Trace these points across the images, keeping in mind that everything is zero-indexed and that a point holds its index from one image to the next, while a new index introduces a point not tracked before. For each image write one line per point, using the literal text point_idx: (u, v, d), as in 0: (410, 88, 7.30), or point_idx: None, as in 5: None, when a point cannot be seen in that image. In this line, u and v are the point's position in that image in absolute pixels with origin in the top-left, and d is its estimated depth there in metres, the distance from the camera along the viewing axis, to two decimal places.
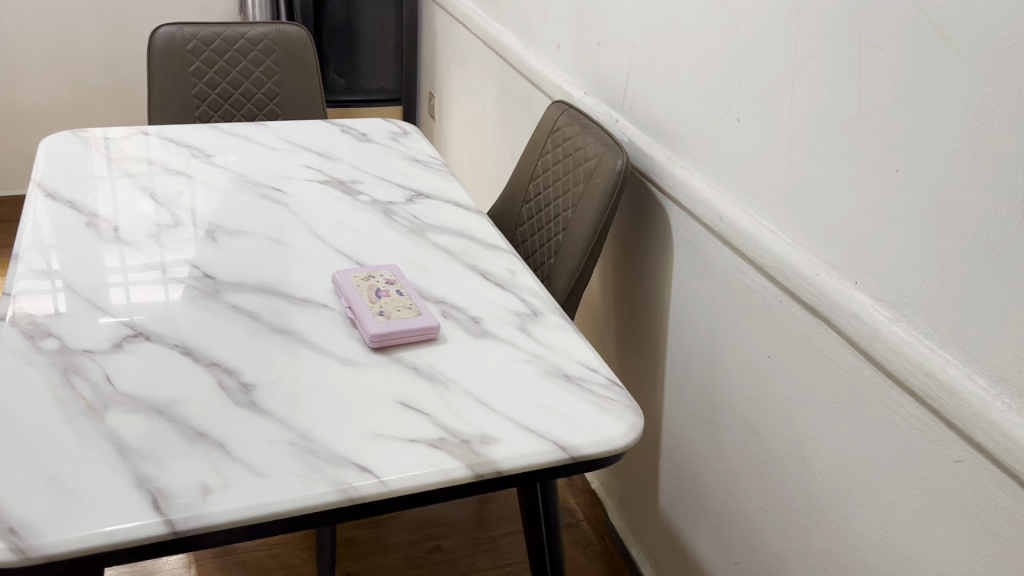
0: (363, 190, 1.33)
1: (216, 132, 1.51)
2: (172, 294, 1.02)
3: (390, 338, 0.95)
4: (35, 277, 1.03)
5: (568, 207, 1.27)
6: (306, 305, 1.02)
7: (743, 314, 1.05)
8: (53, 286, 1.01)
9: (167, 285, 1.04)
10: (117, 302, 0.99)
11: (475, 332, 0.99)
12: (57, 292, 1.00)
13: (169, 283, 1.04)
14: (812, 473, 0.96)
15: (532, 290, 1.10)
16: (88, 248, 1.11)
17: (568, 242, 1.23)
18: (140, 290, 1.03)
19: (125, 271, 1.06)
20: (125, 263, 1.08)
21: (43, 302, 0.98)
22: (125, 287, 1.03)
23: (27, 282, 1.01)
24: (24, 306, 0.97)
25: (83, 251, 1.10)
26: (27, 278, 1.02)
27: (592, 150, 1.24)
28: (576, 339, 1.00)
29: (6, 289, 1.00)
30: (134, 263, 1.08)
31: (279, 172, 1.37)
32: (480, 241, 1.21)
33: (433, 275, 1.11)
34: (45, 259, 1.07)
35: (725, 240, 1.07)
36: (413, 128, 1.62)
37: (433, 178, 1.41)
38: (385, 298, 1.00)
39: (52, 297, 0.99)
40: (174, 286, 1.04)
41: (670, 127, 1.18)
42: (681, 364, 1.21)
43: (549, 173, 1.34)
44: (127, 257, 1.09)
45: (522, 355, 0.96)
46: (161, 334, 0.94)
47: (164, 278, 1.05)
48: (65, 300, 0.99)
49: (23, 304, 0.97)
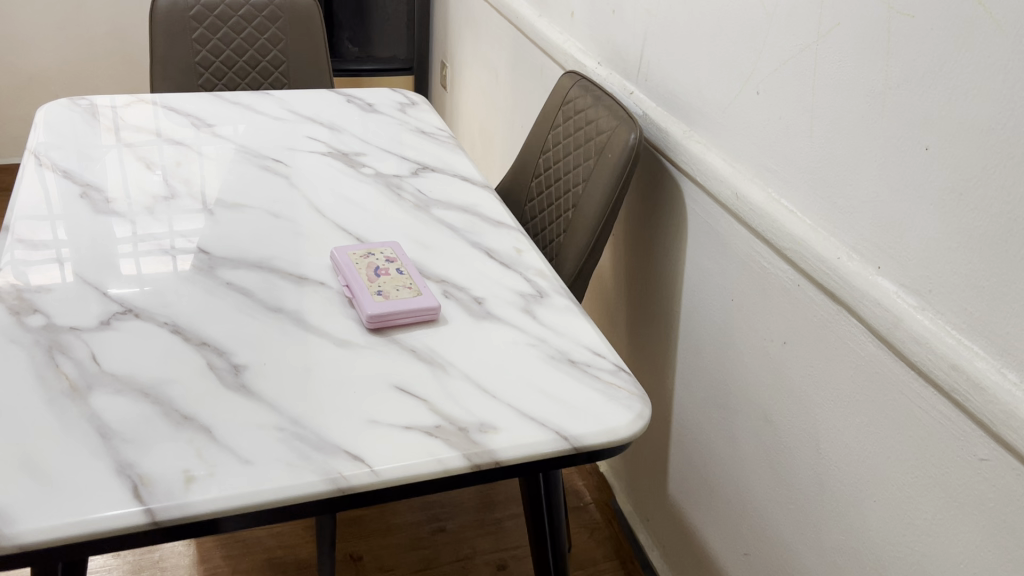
0: (367, 163, 1.29)
1: (217, 101, 1.47)
2: (182, 264, 1.00)
3: (387, 319, 0.91)
4: (38, 245, 1.00)
5: (577, 182, 1.22)
6: (302, 282, 0.98)
7: (758, 298, 1.01)
8: (59, 255, 0.99)
9: (177, 255, 1.02)
10: (127, 272, 0.97)
11: (477, 313, 0.95)
12: (64, 262, 0.98)
13: (177, 253, 1.02)
14: (826, 466, 0.92)
15: (538, 270, 1.05)
16: (83, 219, 1.07)
17: (578, 219, 1.19)
18: (150, 260, 1.00)
19: (134, 241, 1.04)
20: (135, 233, 1.05)
21: (47, 270, 0.96)
22: (135, 257, 1.01)
23: (29, 251, 0.99)
24: (29, 276, 0.94)
25: (80, 223, 1.06)
26: (32, 247, 1.00)
27: (604, 123, 1.19)
28: (583, 322, 0.96)
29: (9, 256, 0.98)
30: (146, 232, 1.06)
31: (280, 143, 1.33)
32: (486, 218, 1.16)
33: (435, 253, 1.06)
34: (48, 229, 1.04)
35: (741, 220, 1.02)
36: (421, 99, 1.57)
37: (439, 151, 1.36)
38: (384, 277, 0.96)
39: (59, 268, 0.97)
40: (183, 256, 1.02)
41: (685, 100, 1.12)
42: (692, 348, 1.16)
43: (559, 147, 1.29)
44: (137, 228, 1.07)
45: (525, 339, 0.92)
46: (151, 311, 0.91)
47: (172, 248, 1.03)
48: (73, 269, 0.97)
49: (27, 274, 0.95)
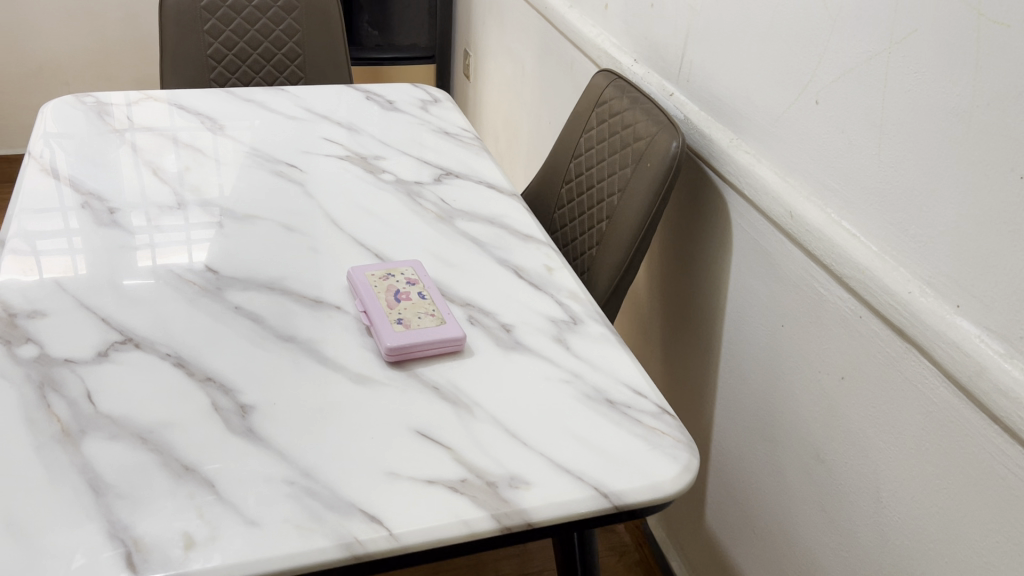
0: (387, 167, 1.21)
1: (229, 98, 1.39)
2: (197, 255, 0.98)
3: (408, 351, 0.83)
4: (49, 236, 0.98)
5: (612, 191, 1.13)
6: (316, 306, 0.91)
7: (813, 326, 0.92)
8: (72, 246, 0.97)
9: (192, 245, 1.00)
10: (143, 263, 0.96)
11: (505, 343, 0.88)
12: (77, 253, 0.96)
13: (194, 245, 1.00)
14: (889, 516, 0.84)
15: (572, 291, 0.97)
16: (83, 231, 1.00)
17: (612, 232, 1.10)
18: (165, 250, 0.99)
19: (150, 231, 1.02)
20: (151, 224, 1.03)
21: (60, 261, 0.94)
22: (150, 247, 0.99)
23: (41, 241, 0.97)
24: (42, 269, 0.93)
25: (82, 236, 0.99)
26: (46, 236, 0.98)
27: (643, 128, 1.10)
28: (621, 355, 0.88)
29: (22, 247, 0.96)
30: (161, 224, 1.03)
31: (295, 145, 1.25)
32: (514, 231, 1.08)
33: (459, 272, 0.99)
34: (60, 220, 1.02)
35: (795, 240, 0.93)
36: (444, 95, 1.49)
37: (463, 154, 1.28)
38: (404, 303, 0.88)
39: (73, 259, 0.95)
40: (199, 248, 1.00)
41: (733, 105, 1.03)
42: (736, 373, 1.08)
43: (592, 153, 1.20)
44: (151, 219, 1.04)
45: (558, 374, 0.84)
46: (153, 341, 0.84)
47: (188, 240, 1.01)
48: (86, 261, 0.95)
49: (40, 265, 0.93)
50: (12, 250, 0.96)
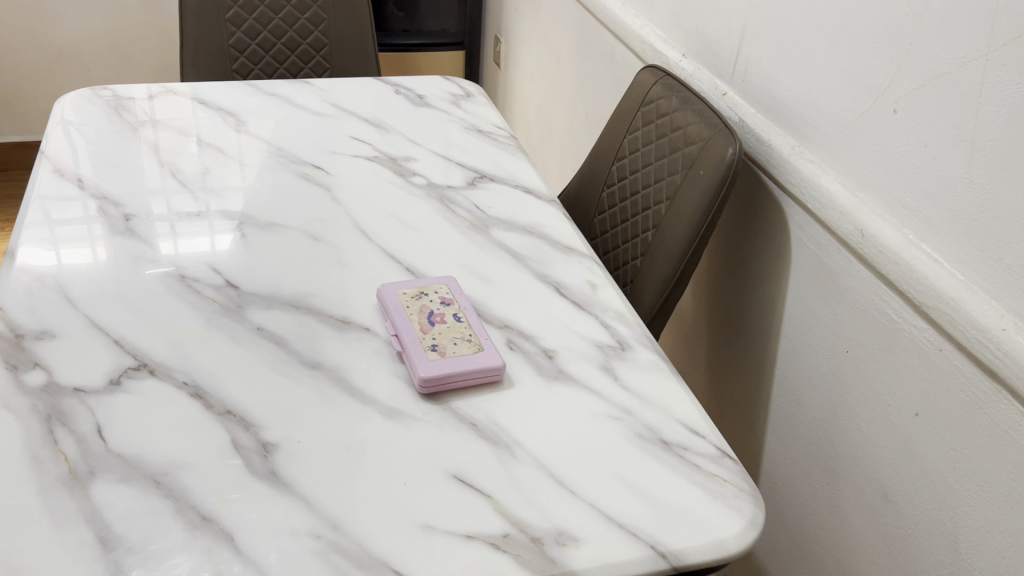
0: (418, 170, 1.14)
1: (252, 92, 1.32)
2: (220, 244, 0.96)
3: (443, 383, 0.76)
4: (69, 223, 0.96)
5: (660, 198, 1.06)
6: (344, 328, 0.84)
7: (884, 356, 0.85)
8: (92, 233, 0.95)
9: (215, 233, 0.97)
10: (165, 252, 0.94)
11: (548, 372, 0.81)
12: (97, 241, 0.94)
13: (216, 232, 0.97)
14: (967, 569, 0.76)
15: (618, 312, 0.90)
16: (101, 236, 0.95)
17: (660, 243, 1.03)
18: (187, 238, 0.96)
19: (172, 220, 0.99)
20: (171, 211, 1.01)
21: (79, 250, 0.92)
22: (172, 235, 0.96)
23: (61, 228, 0.95)
24: (61, 258, 0.90)
25: (97, 244, 0.93)
26: (65, 224, 0.96)
27: (695, 130, 1.02)
28: (673, 386, 0.80)
29: (42, 235, 0.94)
30: (181, 212, 1.01)
31: (320, 145, 1.18)
32: (554, 242, 1.01)
33: (496, 290, 0.92)
34: (80, 207, 0.99)
35: (866, 261, 0.85)
36: (477, 90, 1.41)
37: (497, 154, 1.21)
38: (439, 327, 0.82)
39: (93, 247, 0.93)
40: (222, 236, 0.97)
41: (795, 110, 0.95)
42: (792, 397, 1.01)
43: (637, 155, 1.13)
44: (171, 206, 1.02)
45: (607, 409, 0.77)
46: (169, 367, 0.78)
47: (210, 228, 0.98)
48: (106, 250, 0.93)
49: (60, 254, 0.91)
50: (30, 239, 0.93)
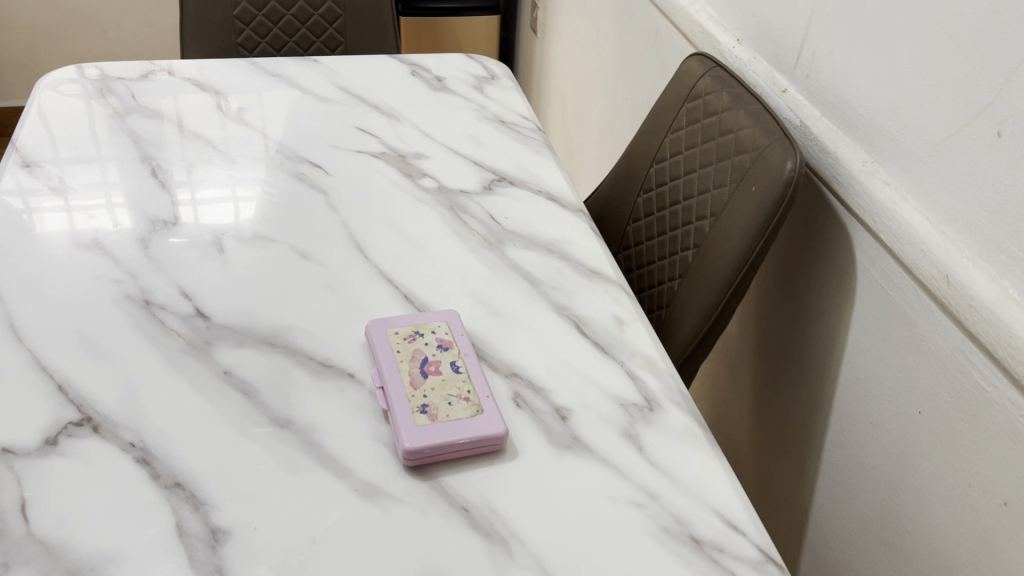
0: (429, 169, 1.01)
1: (253, 72, 1.19)
2: (241, 214, 0.91)
3: (432, 455, 0.64)
4: (81, 191, 0.92)
5: (703, 213, 0.91)
6: (324, 374, 0.72)
7: (967, 426, 0.70)
8: (109, 200, 0.91)
9: (237, 202, 0.93)
10: (184, 219, 0.90)
11: (559, 439, 0.68)
12: (115, 208, 0.90)
13: (239, 199, 0.93)
14: None
15: (647, 358, 0.76)
16: (120, 203, 0.91)
17: (701, 266, 0.89)
18: (208, 207, 0.92)
19: (193, 186, 0.95)
20: (192, 178, 0.96)
21: (97, 217, 0.88)
22: (193, 204, 0.92)
23: (73, 196, 0.91)
24: (76, 222, 0.87)
25: (117, 211, 0.90)
26: (80, 191, 0.92)
27: (748, 136, 0.87)
28: (709, 461, 0.67)
29: (62, 196, 0.91)
30: (201, 179, 0.96)
31: (321, 137, 1.05)
32: (577, 264, 0.87)
33: (505, 325, 0.79)
34: (95, 172, 0.95)
35: (950, 311, 0.70)
36: (503, 72, 1.27)
37: (521, 151, 1.07)
38: (431, 381, 0.69)
39: (110, 213, 0.90)
40: (245, 203, 0.93)
41: (872, 119, 0.80)
42: (851, 452, 0.87)
43: (679, 159, 0.98)
44: (193, 174, 0.97)
45: (627, 492, 0.64)
46: (116, 423, 0.66)
47: (234, 194, 0.94)
48: (125, 216, 0.89)
49: (76, 217, 0.88)
50: (43, 201, 0.90)
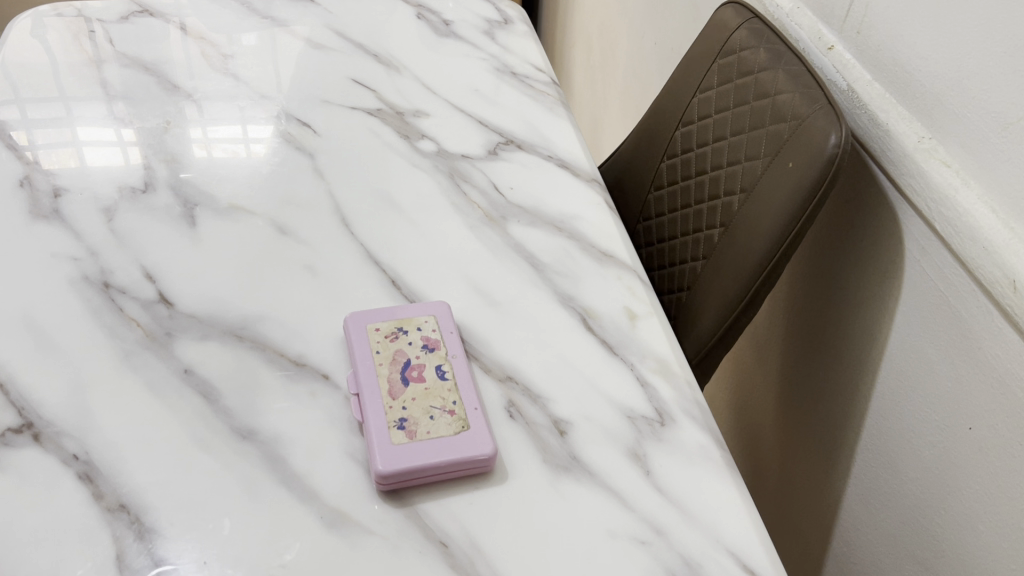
0: (428, 130, 0.91)
1: (243, 14, 1.09)
2: (254, 150, 0.86)
3: (408, 479, 0.57)
4: (93, 125, 0.88)
5: (733, 187, 0.81)
6: (295, 375, 0.64)
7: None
8: (121, 135, 0.87)
9: (249, 140, 0.88)
10: (198, 154, 0.86)
11: (555, 457, 0.60)
12: (127, 143, 0.87)
13: (250, 139, 0.88)
14: None
15: (660, 360, 0.68)
16: (132, 138, 0.87)
17: (728, 249, 0.79)
18: (220, 142, 0.87)
19: (204, 124, 0.90)
20: (205, 117, 0.91)
21: (108, 152, 0.85)
22: (205, 140, 0.88)
23: (83, 131, 0.87)
24: (88, 158, 0.84)
25: (129, 145, 0.86)
26: (90, 123, 0.88)
27: (787, 102, 0.76)
28: (725, 488, 0.59)
29: (73, 130, 0.87)
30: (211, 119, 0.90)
31: (312, 91, 0.96)
32: (588, 245, 0.78)
33: (501, 317, 0.70)
34: (103, 106, 0.91)
35: (1013, 320, 0.61)
36: (518, 15, 1.15)
37: (532, 109, 0.96)
38: (412, 390, 0.61)
39: (123, 148, 0.86)
40: (257, 143, 0.87)
41: (932, 88, 0.69)
42: (888, 459, 0.78)
43: (709, 124, 0.87)
44: (205, 111, 0.92)
45: (630, 526, 0.56)
46: (60, 431, 0.59)
47: (244, 134, 0.88)
48: (137, 151, 0.86)
49: (88, 153, 0.84)
50: (52, 136, 0.86)
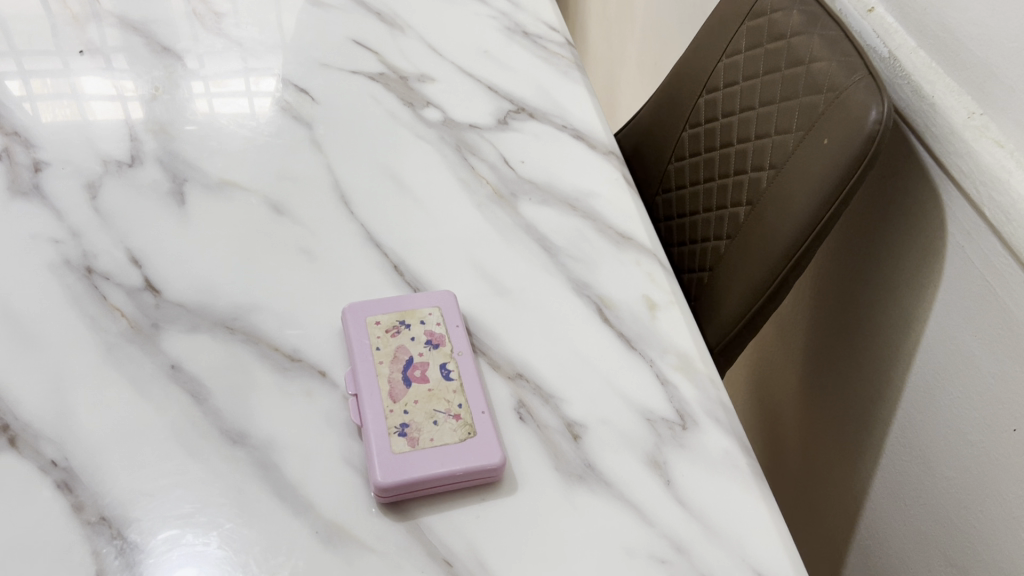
0: (434, 96, 0.86)
1: None
2: (258, 106, 0.83)
3: (409, 490, 0.52)
4: (93, 75, 0.84)
5: (761, 162, 0.75)
6: (290, 372, 0.60)
7: None
8: (121, 89, 0.83)
9: (252, 95, 0.84)
10: (200, 109, 0.82)
11: (568, 465, 0.56)
12: (128, 98, 0.82)
13: (254, 93, 0.84)
14: None
15: (681, 355, 0.63)
16: (133, 91, 0.83)
17: (754, 229, 0.74)
18: (222, 97, 0.83)
19: (206, 77, 0.85)
20: (200, 72, 0.86)
21: (110, 107, 0.81)
22: (207, 94, 0.83)
23: (83, 82, 0.83)
24: (88, 113, 0.80)
25: (130, 100, 0.82)
26: (89, 75, 0.84)
27: (823, 70, 0.70)
28: (751, 499, 0.55)
29: (72, 82, 0.83)
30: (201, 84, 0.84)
31: (311, 53, 0.90)
32: (604, 225, 0.73)
33: (511, 307, 0.65)
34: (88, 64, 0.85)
35: None
36: None
37: (545, 73, 0.90)
38: (414, 391, 0.57)
39: (124, 103, 0.82)
40: (261, 98, 0.83)
41: (985, 58, 0.62)
42: (922, 454, 0.74)
43: (736, 92, 0.81)
44: (206, 61, 0.87)
45: (649, 543, 0.52)
46: (38, 434, 0.55)
47: (248, 88, 0.84)
48: (139, 106, 0.82)
49: (88, 108, 0.81)
50: (51, 89, 0.82)
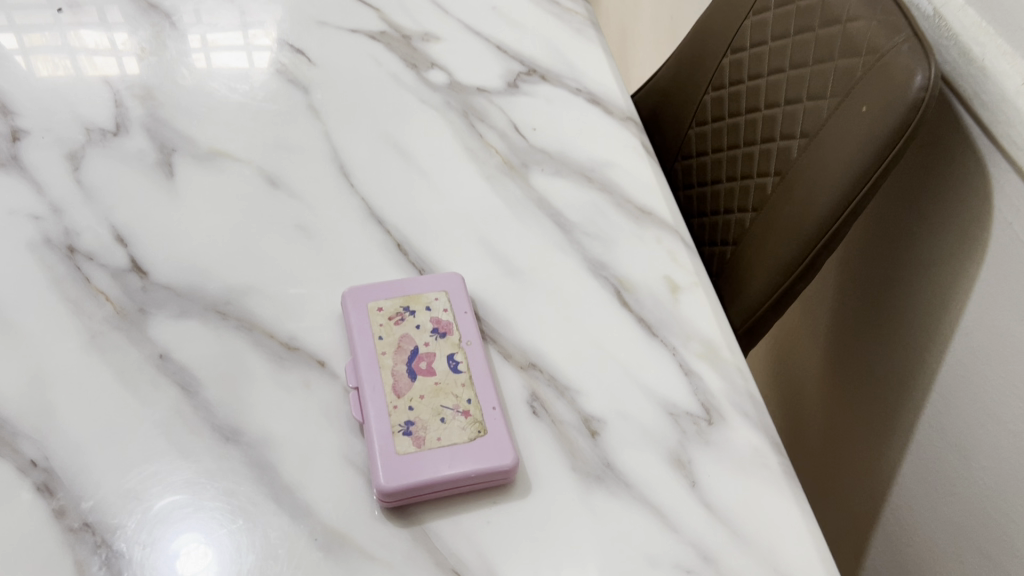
0: (439, 57, 0.80)
1: None
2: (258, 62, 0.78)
3: (415, 495, 0.49)
4: (84, 27, 0.79)
5: (792, 129, 0.70)
6: (286, 363, 0.56)
7: None
8: (115, 42, 0.78)
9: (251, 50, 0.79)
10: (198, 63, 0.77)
11: (585, 464, 0.52)
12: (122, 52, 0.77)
13: (253, 48, 0.79)
14: None
15: (706, 342, 0.59)
16: (127, 45, 0.78)
17: (782, 202, 0.69)
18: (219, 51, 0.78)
19: (203, 30, 0.80)
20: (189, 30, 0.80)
21: (104, 62, 0.76)
22: (204, 48, 0.78)
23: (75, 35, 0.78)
24: (81, 69, 0.75)
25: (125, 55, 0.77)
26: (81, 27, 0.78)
27: (862, 30, 0.64)
28: (782, 502, 0.51)
29: (63, 34, 0.78)
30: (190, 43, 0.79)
31: (307, 10, 0.84)
32: (622, 200, 0.68)
33: (523, 290, 0.61)
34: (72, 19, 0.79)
35: None
36: None
37: (557, 32, 0.84)
38: (420, 385, 0.53)
39: (118, 58, 0.77)
40: (260, 53, 0.79)
41: None
42: (957, 440, 0.70)
43: (764, 52, 0.75)
44: (201, 17, 0.81)
45: (673, 551, 0.49)
46: (16, 431, 0.52)
47: (246, 43, 0.79)
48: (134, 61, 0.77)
49: (81, 64, 0.76)
50: (41, 41, 0.77)
